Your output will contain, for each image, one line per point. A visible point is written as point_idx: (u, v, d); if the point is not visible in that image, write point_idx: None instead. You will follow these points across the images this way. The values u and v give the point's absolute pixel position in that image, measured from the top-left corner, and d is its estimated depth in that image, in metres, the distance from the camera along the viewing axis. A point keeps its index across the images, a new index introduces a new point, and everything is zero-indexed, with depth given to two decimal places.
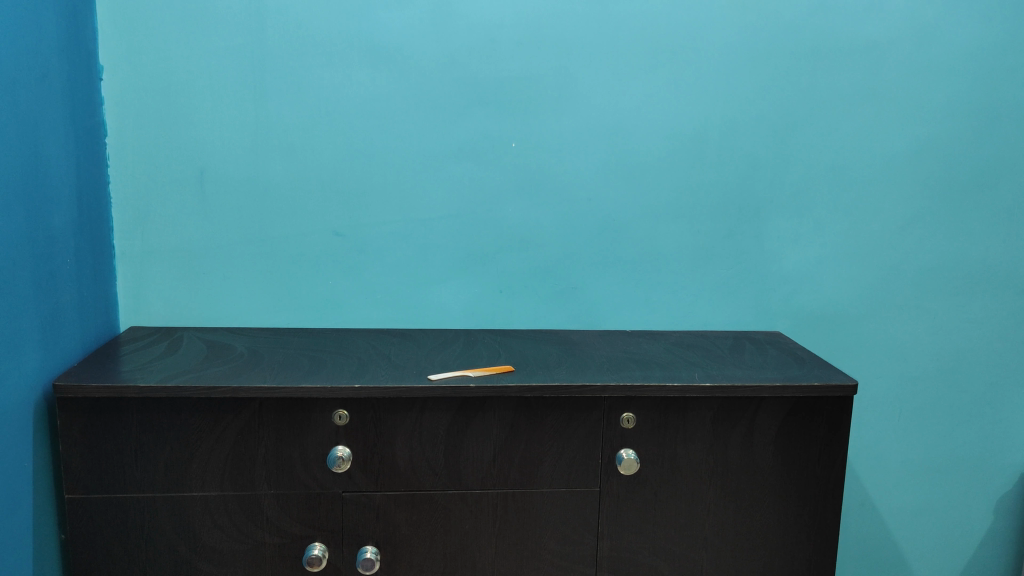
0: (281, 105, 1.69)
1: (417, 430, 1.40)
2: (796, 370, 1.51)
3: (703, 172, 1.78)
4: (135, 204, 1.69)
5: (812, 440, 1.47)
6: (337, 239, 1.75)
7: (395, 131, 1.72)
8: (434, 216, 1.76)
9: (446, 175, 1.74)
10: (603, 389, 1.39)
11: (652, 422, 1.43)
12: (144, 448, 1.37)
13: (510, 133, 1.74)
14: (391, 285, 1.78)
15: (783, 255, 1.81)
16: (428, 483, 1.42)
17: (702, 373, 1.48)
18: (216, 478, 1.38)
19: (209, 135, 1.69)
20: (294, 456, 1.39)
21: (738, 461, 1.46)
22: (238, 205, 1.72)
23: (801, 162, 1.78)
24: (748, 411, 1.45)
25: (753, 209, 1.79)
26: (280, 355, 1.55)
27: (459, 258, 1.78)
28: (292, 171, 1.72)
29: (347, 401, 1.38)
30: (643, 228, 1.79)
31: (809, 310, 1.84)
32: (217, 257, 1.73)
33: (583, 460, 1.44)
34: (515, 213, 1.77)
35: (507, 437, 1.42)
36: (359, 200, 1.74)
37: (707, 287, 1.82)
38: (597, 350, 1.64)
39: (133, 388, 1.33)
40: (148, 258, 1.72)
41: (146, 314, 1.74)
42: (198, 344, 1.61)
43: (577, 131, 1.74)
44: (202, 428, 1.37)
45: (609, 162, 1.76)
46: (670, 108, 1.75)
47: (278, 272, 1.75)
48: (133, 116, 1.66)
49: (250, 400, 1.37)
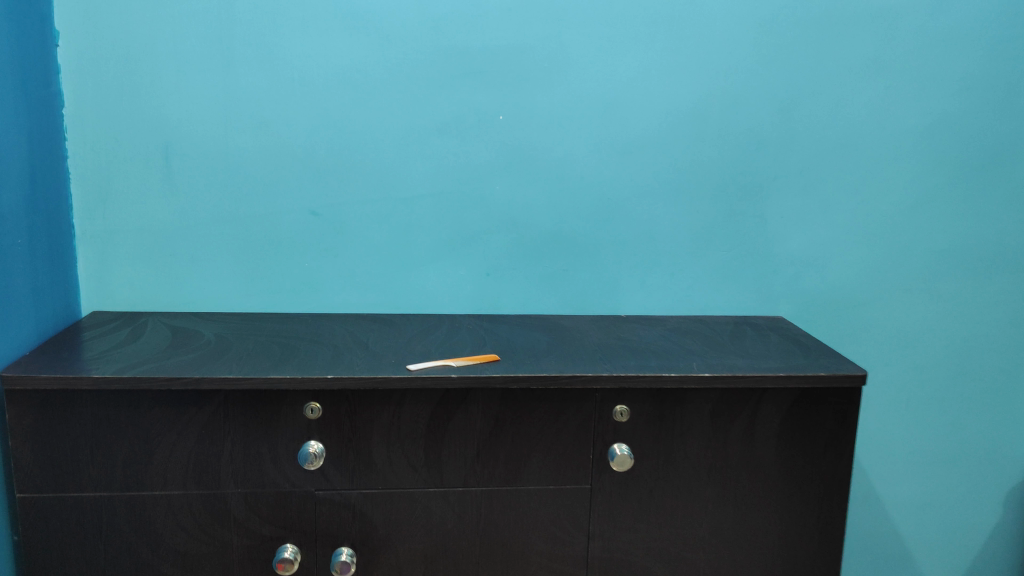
0: (251, 76, 1.58)
1: (396, 424, 1.31)
2: (801, 359, 1.41)
3: (703, 149, 1.67)
4: (96, 180, 1.58)
5: (817, 434, 1.37)
6: (313, 218, 1.65)
7: (375, 103, 1.61)
8: (416, 195, 1.65)
9: (430, 151, 1.64)
10: (595, 380, 1.30)
11: (647, 415, 1.34)
12: (100, 444, 1.27)
13: (497, 106, 1.63)
14: (372, 268, 1.68)
15: (787, 237, 1.72)
16: (408, 481, 1.33)
17: (700, 362, 1.38)
18: (179, 476, 1.29)
19: (175, 107, 1.57)
20: (263, 452, 1.29)
21: (738, 457, 1.37)
22: (207, 182, 1.61)
23: (807, 139, 1.68)
24: (749, 404, 1.35)
25: (755, 187, 1.69)
26: (250, 342, 1.45)
27: (443, 239, 1.68)
28: (264, 145, 1.61)
29: (319, 393, 1.29)
30: (639, 208, 1.69)
31: (812, 294, 1.74)
32: (184, 238, 1.63)
33: (574, 455, 1.34)
34: (503, 191, 1.67)
35: (492, 430, 1.32)
36: (335, 177, 1.63)
37: (706, 271, 1.72)
38: (589, 337, 1.54)
39: (86, 379, 1.22)
40: (110, 239, 1.61)
41: (110, 298, 1.63)
42: (162, 331, 1.51)
43: (569, 104, 1.63)
44: (163, 422, 1.27)
45: (603, 138, 1.65)
46: (668, 81, 1.64)
47: (250, 254, 1.65)
48: (93, 87, 1.55)
49: (215, 393, 1.27)
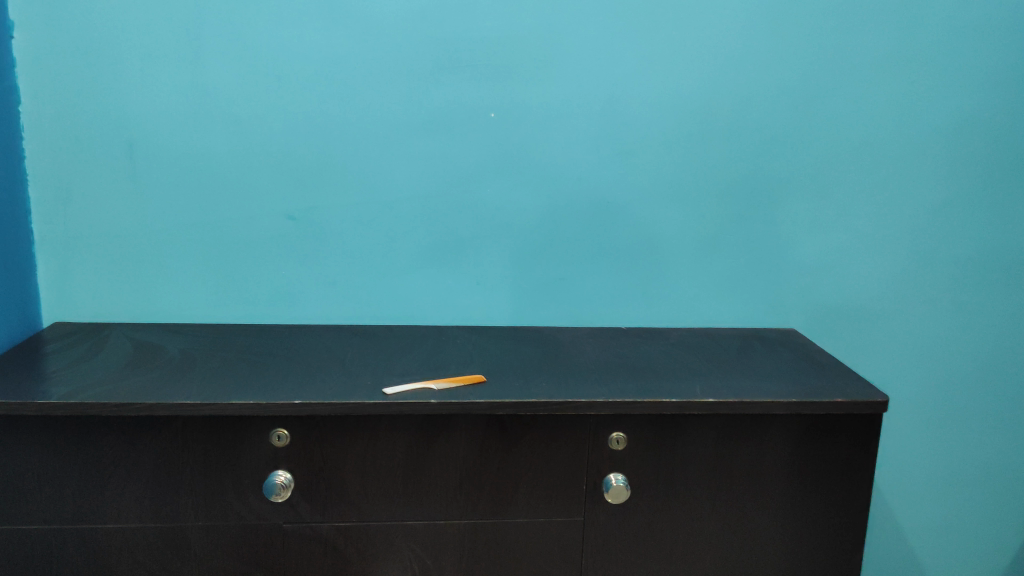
0: (222, 69, 1.46)
1: (370, 452, 1.20)
2: (814, 380, 1.29)
3: (711, 148, 1.55)
4: (57, 182, 1.47)
5: (832, 463, 1.26)
6: (290, 223, 1.53)
7: (357, 99, 1.49)
8: (401, 197, 1.54)
9: (416, 150, 1.52)
10: (588, 406, 1.18)
11: (647, 443, 1.22)
12: (47, 474, 1.15)
13: (488, 102, 1.51)
14: (354, 276, 1.57)
15: (800, 244, 1.59)
16: (384, 512, 1.22)
17: (705, 384, 1.26)
18: (134, 508, 1.18)
19: (140, 102, 1.46)
20: (225, 482, 1.19)
21: (745, 488, 1.26)
22: (175, 184, 1.50)
23: (823, 137, 1.55)
24: (757, 431, 1.23)
25: (766, 190, 1.57)
26: (218, 359, 1.34)
27: (429, 245, 1.56)
28: (236, 145, 1.49)
29: (286, 418, 1.18)
30: (641, 211, 1.57)
31: (826, 304, 1.62)
32: (152, 244, 1.52)
33: (565, 485, 1.23)
34: (494, 194, 1.55)
35: (476, 459, 1.21)
36: (314, 178, 1.52)
37: (712, 280, 1.60)
38: (585, 352, 1.43)
39: (29, 405, 1.11)
40: (72, 245, 1.50)
41: (73, 308, 1.53)
42: (124, 346, 1.41)
43: (566, 100, 1.51)
44: (116, 450, 1.16)
45: (603, 136, 1.53)
46: (674, 75, 1.51)
47: (222, 261, 1.54)
48: (50, 81, 1.43)
49: (172, 419, 1.16)
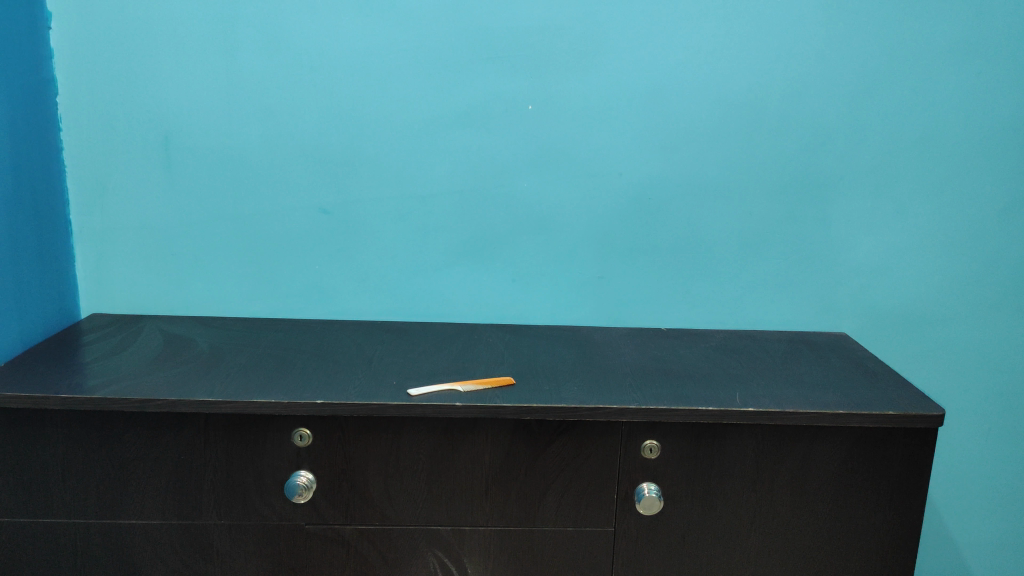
0: (256, 61, 1.44)
1: (393, 454, 1.16)
2: (864, 390, 1.21)
3: (760, 142, 1.47)
4: (94, 174, 1.47)
5: (883, 480, 1.17)
6: (323, 217, 1.51)
7: (391, 90, 1.45)
8: (436, 192, 1.50)
9: (450, 144, 1.48)
10: (619, 413, 1.13)
11: (681, 453, 1.16)
12: (72, 468, 1.16)
13: (525, 93, 1.46)
14: (387, 272, 1.53)
15: (854, 243, 1.50)
16: (407, 516, 1.19)
17: (745, 392, 1.20)
18: (158, 504, 1.18)
19: (175, 94, 1.45)
20: (248, 481, 1.17)
21: (787, 504, 1.18)
22: (209, 176, 1.48)
23: (881, 131, 1.46)
24: (801, 444, 1.16)
25: (819, 186, 1.48)
26: (246, 354, 1.33)
27: (464, 241, 1.52)
28: (269, 137, 1.47)
29: (309, 418, 1.15)
30: (684, 208, 1.50)
31: (882, 308, 1.53)
32: (186, 237, 1.51)
33: (595, 494, 1.18)
34: (531, 189, 1.50)
35: (502, 465, 1.17)
36: (348, 171, 1.49)
37: (759, 281, 1.53)
38: (621, 355, 1.37)
39: (53, 398, 1.12)
40: (109, 237, 1.50)
41: (109, 301, 1.53)
42: (156, 339, 1.40)
43: (606, 91, 1.45)
44: (139, 446, 1.16)
45: (645, 130, 1.47)
46: (720, 65, 1.44)
47: (255, 255, 1.52)
48: (87, 73, 1.43)
49: (195, 415, 1.15)
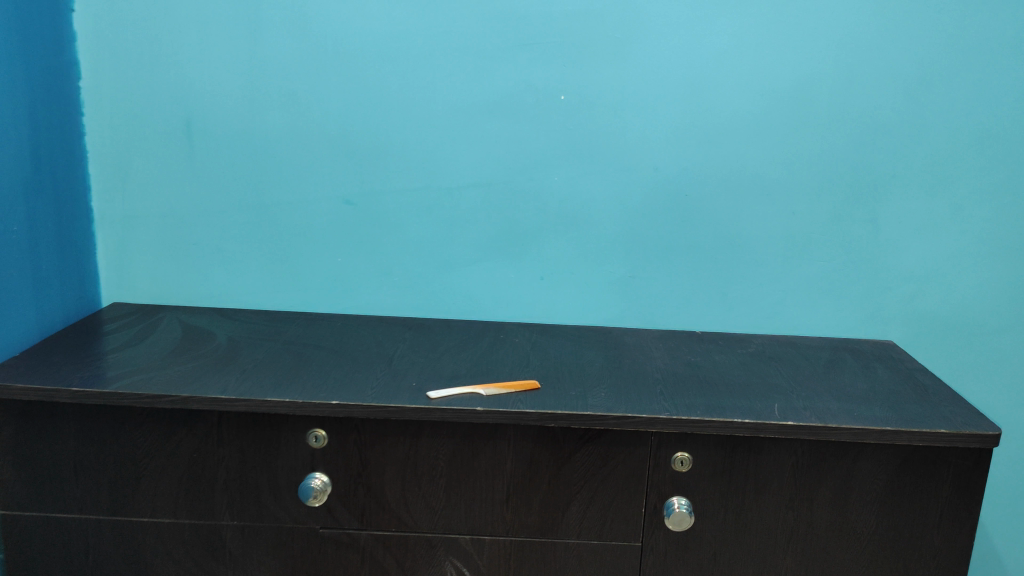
0: (281, 45, 1.39)
1: (411, 458, 1.12)
2: (913, 406, 1.13)
3: (806, 137, 1.39)
4: (115, 160, 1.44)
5: (931, 502, 1.10)
6: (347, 207, 1.46)
7: (419, 77, 1.40)
8: (463, 184, 1.44)
9: (479, 133, 1.42)
10: (649, 423, 1.07)
11: (715, 467, 1.09)
12: (84, 463, 1.13)
13: (558, 82, 1.39)
14: (411, 266, 1.48)
15: (904, 247, 1.42)
16: (425, 523, 1.14)
17: (784, 404, 1.13)
18: (170, 502, 1.14)
19: (197, 79, 1.41)
20: (262, 482, 1.13)
21: (828, 525, 1.11)
22: (231, 164, 1.44)
23: (937, 127, 1.37)
24: (843, 461, 1.08)
25: (868, 185, 1.40)
26: (264, 349, 1.29)
27: (491, 235, 1.46)
28: (293, 124, 1.42)
29: (324, 418, 1.11)
30: (723, 206, 1.43)
31: (933, 316, 1.44)
32: (207, 226, 1.47)
33: (622, 507, 1.12)
34: (562, 182, 1.43)
35: (524, 473, 1.11)
36: (373, 160, 1.44)
37: (802, 284, 1.45)
38: (653, 359, 1.30)
39: (65, 391, 1.09)
40: (130, 224, 1.47)
41: (130, 289, 1.51)
42: (174, 330, 1.37)
43: (644, 80, 1.38)
44: (151, 442, 1.13)
45: (685, 122, 1.39)
46: (765, 54, 1.36)
47: (277, 247, 1.48)
48: (110, 55, 1.40)
49: (208, 413, 1.11)
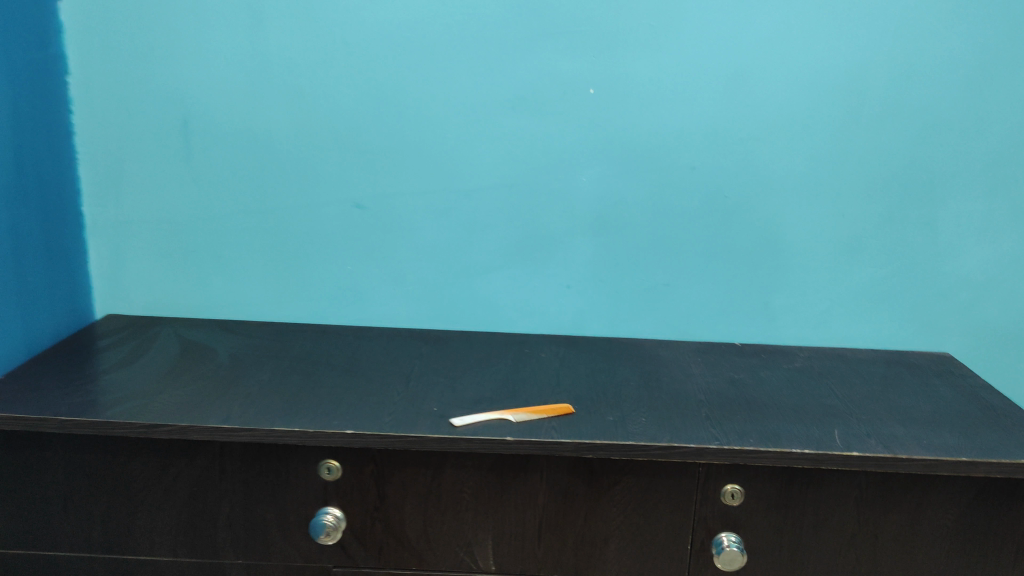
0: (285, 36, 1.28)
1: (434, 492, 1.01)
2: (986, 432, 1.03)
3: (856, 134, 1.28)
4: (108, 162, 1.34)
5: (1009, 540, 0.99)
6: (357, 211, 1.35)
7: (435, 70, 1.29)
8: (482, 186, 1.33)
9: (500, 131, 1.31)
10: (698, 453, 0.96)
11: (768, 500, 0.99)
12: (74, 497, 1.03)
13: (586, 75, 1.28)
14: (427, 274, 1.38)
15: (961, 251, 1.31)
16: (448, 562, 1.04)
17: (844, 430, 1.02)
18: (169, 540, 1.04)
19: (195, 73, 1.30)
20: (269, 518, 1.03)
21: (893, 564, 1.00)
22: (232, 166, 1.34)
23: (1000, 122, 1.26)
24: (911, 494, 0.98)
25: (923, 185, 1.29)
26: (270, 368, 1.18)
27: (514, 241, 1.36)
28: (299, 123, 1.32)
29: (338, 449, 1.01)
30: (765, 208, 1.32)
31: (992, 326, 1.33)
32: (207, 232, 1.37)
33: (665, 545, 1.02)
34: (590, 183, 1.33)
35: (557, 507, 1.01)
36: (385, 161, 1.33)
37: (850, 292, 1.34)
38: (693, 377, 1.20)
39: (52, 421, 0.99)
40: (124, 231, 1.37)
41: (126, 300, 1.40)
42: (172, 346, 1.26)
43: (679, 73, 1.27)
44: (148, 475, 1.02)
45: (724, 117, 1.29)
46: (812, 43, 1.25)
47: (282, 254, 1.38)
48: (100, 48, 1.29)
49: (210, 443, 1.01)
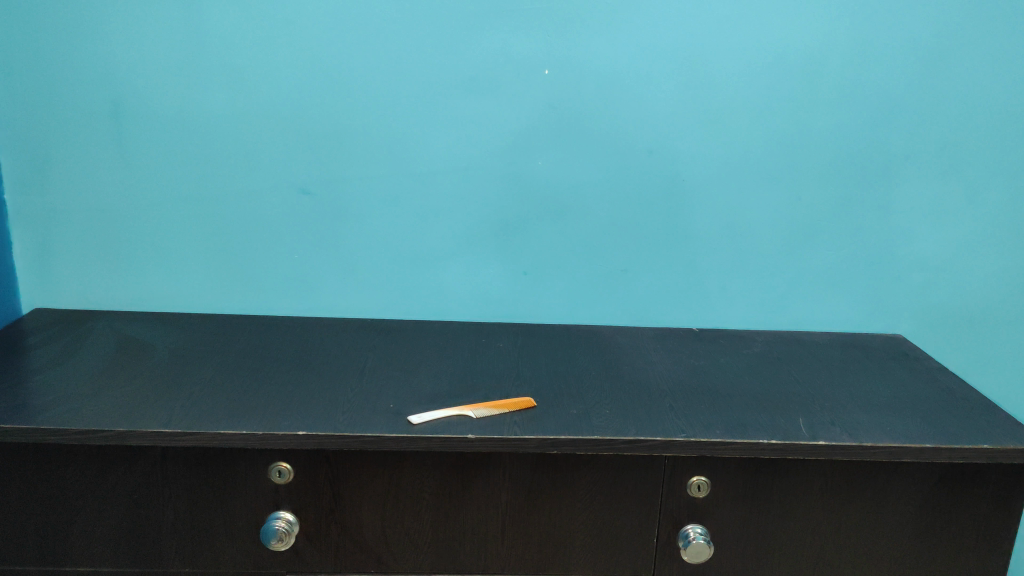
0: (221, 12, 1.20)
1: (392, 492, 0.97)
2: (946, 416, 1.03)
3: (814, 116, 1.27)
4: (32, 146, 1.25)
5: (968, 523, 0.99)
6: (303, 197, 1.29)
7: (383, 49, 1.23)
8: (435, 170, 1.28)
9: (453, 113, 1.26)
10: (664, 446, 0.94)
11: (735, 490, 0.98)
12: (3, 508, 0.96)
13: (541, 55, 1.24)
14: (378, 262, 1.32)
15: (915, 234, 1.31)
16: (408, 564, 1.00)
17: (808, 418, 1.01)
18: (109, 550, 0.98)
19: (124, 50, 1.21)
20: (216, 525, 0.98)
21: (856, 550, 1.00)
22: (167, 149, 1.26)
23: (954, 105, 1.26)
24: (876, 480, 0.98)
25: (879, 168, 1.29)
26: (214, 364, 1.12)
27: (468, 227, 1.31)
28: (239, 103, 1.24)
29: (289, 451, 0.96)
30: (724, 191, 1.30)
31: (944, 308, 1.34)
32: (142, 221, 1.29)
33: (630, 539, 1.00)
34: (547, 167, 1.29)
35: (521, 505, 0.98)
36: (333, 144, 1.27)
37: (807, 275, 1.34)
38: (654, 365, 1.18)
39: None
40: (52, 219, 1.28)
41: (55, 293, 1.32)
42: (107, 343, 1.19)
43: (636, 53, 1.24)
44: (83, 483, 0.96)
45: (682, 99, 1.26)
46: (771, 23, 1.23)
47: (224, 243, 1.30)
48: (20, 23, 1.19)
49: (150, 449, 0.95)
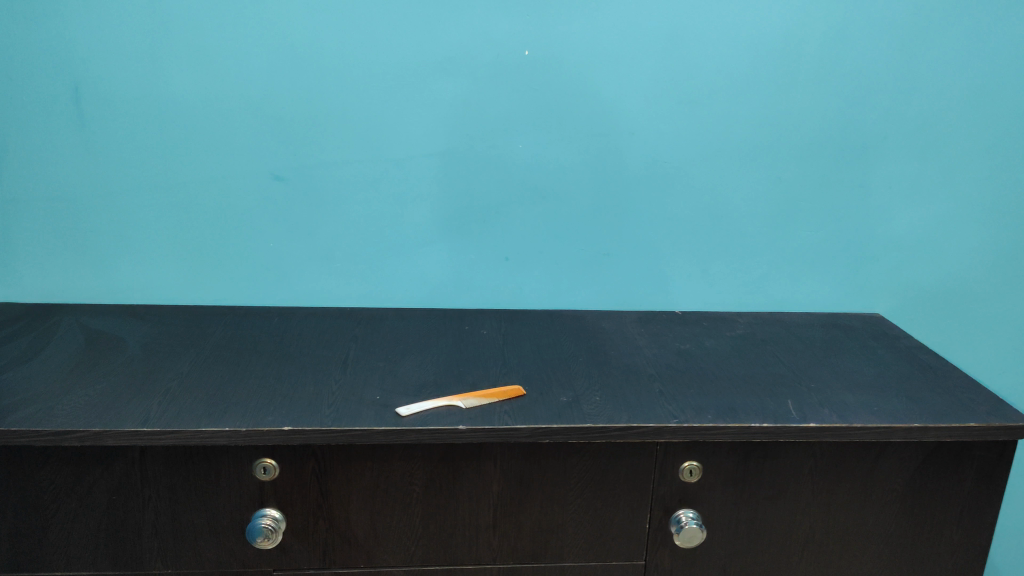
0: None
1: (381, 486, 0.95)
2: (930, 395, 1.04)
3: (794, 96, 1.26)
4: None
5: (953, 499, 1.00)
6: (276, 183, 1.25)
7: (358, 30, 1.19)
8: (412, 153, 1.25)
9: (430, 95, 1.23)
10: (656, 433, 0.93)
11: (726, 474, 0.98)
12: None
13: (520, 36, 1.21)
14: (355, 249, 1.29)
15: (893, 213, 1.32)
16: (397, 557, 0.98)
17: (797, 400, 1.01)
18: (86, 553, 0.95)
19: (85, 32, 1.16)
20: (198, 524, 0.95)
21: (844, 529, 1.01)
22: (132, 136, 1.21)
23: (931, 84, 1.26)
24: (864, 460, 0.98)
25: (857, 147, 1.29)
26: (189, 358, 1.09)
27: (447, 213, 1.29)
28: (208, 87, 1.20)
29: (274, 447, 0.93)
30: (705, 173, 1.29)
31: (920, 286, 1.36)
32: (107, 209, 1.24)
33: (622, 525, 0.99)
34: (526, 150, 1.26)
35: (512, 494, 0.97)
36: (306, 128, 1.23)
37: (786, 256, 1.34)
38: (640, 349, 1.17)
39: None
40: (12, 210, 1.23)
41: (17, 286, 1.26)
42: (76, 338, 1.14)
43: (617, 34, 1.22)
44: (57, 485, 0.92)
45: (663, 80, 1.24)
46: (751, 3, 1.22)
47: (195, 232, 1.26)
48: None
49: (128, 449, 0.91)
